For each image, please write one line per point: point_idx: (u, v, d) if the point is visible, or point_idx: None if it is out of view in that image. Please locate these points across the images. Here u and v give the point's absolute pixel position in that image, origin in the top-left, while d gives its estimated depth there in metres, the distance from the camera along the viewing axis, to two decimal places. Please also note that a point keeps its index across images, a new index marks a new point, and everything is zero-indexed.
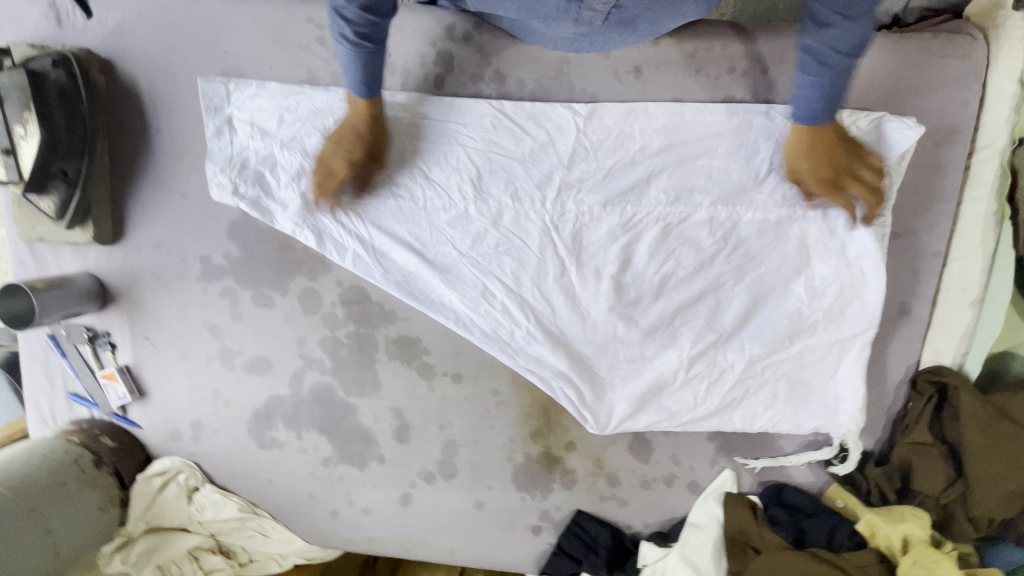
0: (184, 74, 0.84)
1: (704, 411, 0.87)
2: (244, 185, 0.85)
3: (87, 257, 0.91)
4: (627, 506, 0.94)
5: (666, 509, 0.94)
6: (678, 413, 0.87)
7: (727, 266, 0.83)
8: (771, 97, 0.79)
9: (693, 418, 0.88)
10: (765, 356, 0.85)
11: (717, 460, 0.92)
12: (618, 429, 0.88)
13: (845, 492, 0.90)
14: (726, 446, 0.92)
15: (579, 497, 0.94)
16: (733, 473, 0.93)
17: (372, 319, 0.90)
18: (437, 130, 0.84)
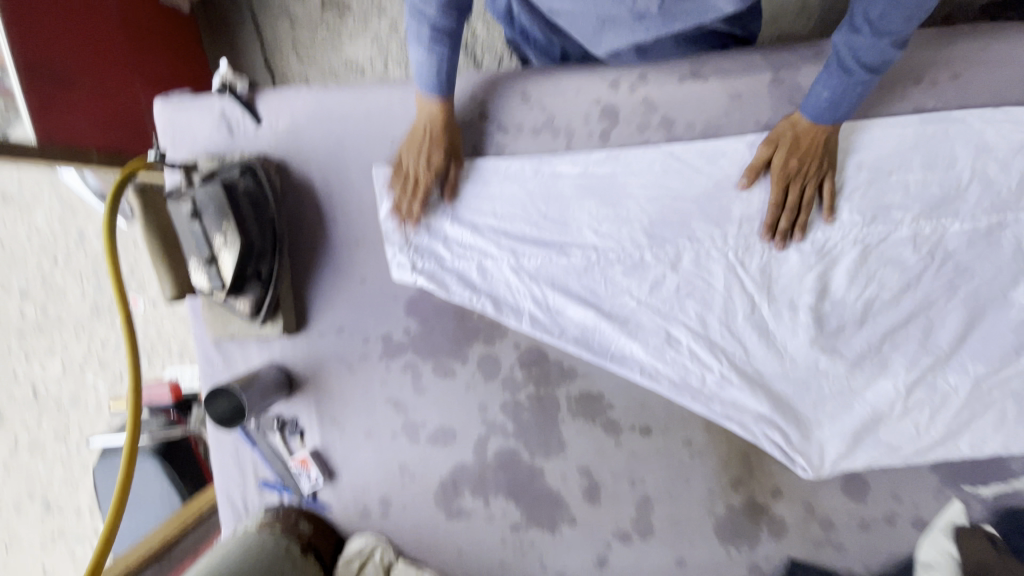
0: (356, 165, 0.87)
1: (930, 441, 0.81)
2: (421, 262, 0.87)
3: (273, 348, 0.94)
4: (845, 550, 0.87)
5: (890, 551, 0.86)
6: (900, 447, 0.82)
7: (935, 283, 0.78)
8: (966, 102, 0.75)
9: (918, 450, 0.81)
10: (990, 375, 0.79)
11: (942, 491, 0.86)
12: (835, 470, 0.82)
13: None
14: (953, 475, 0.85)
15: (790, 544, 0.88)
16: (962, 503, 0.85)
17: (552, 379, 0.89)
18: (605, 183, 0.83)
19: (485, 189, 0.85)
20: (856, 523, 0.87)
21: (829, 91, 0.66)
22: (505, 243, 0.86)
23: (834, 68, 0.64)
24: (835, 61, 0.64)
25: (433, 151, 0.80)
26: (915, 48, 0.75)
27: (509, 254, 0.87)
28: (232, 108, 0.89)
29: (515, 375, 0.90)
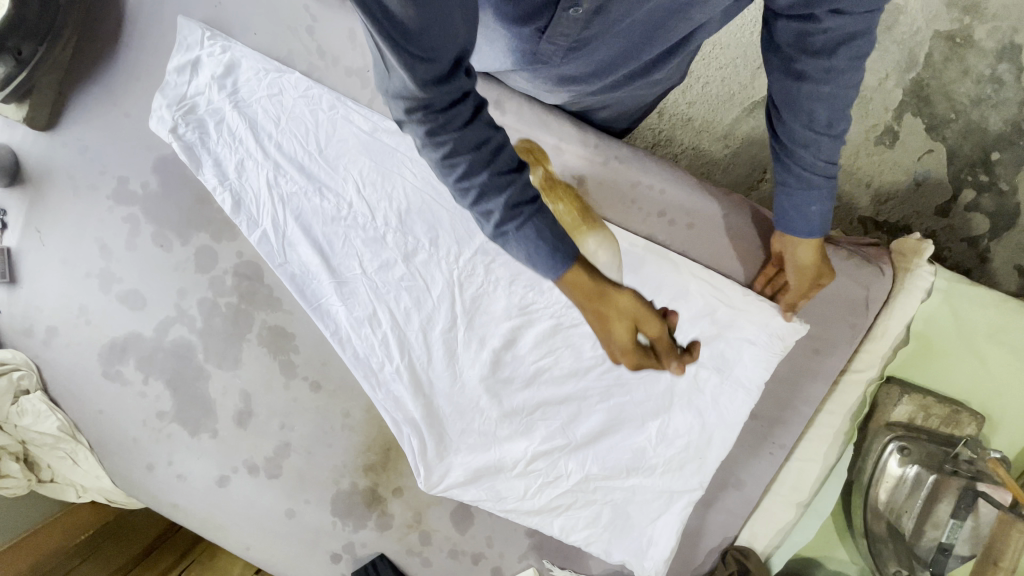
0: (172, 7, 0.84)
1: (529, 505, 0.88)
2: (185, 127, 0.85)
3: (16, 133, 0.90)
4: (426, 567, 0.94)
5: None
6: (504, 499, 0.88)
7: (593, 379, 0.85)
8: (687, 250, 0.83)
9: (516, 508, 0.89)
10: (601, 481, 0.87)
11: (526, 556, 0.92)
12: (444, 492, 0.89)
13: None
14: (540, 545, 0.92)
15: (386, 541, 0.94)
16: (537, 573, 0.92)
17: (256, 300, 0.90)
18: (384, 154, 0.85)
19: (280, 98, 0.85)
20: (448, 550, 0.93)
21: (822, 204, 0.63)
22: (274, 156, 0.86)
23: (811, 189, 0.62)
24: (802, 184, 0.62)
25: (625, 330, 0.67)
26: (672, 184, 0.81)
27: (272, 166, 0.86)
28: None
29: (225, 279, 0.90)
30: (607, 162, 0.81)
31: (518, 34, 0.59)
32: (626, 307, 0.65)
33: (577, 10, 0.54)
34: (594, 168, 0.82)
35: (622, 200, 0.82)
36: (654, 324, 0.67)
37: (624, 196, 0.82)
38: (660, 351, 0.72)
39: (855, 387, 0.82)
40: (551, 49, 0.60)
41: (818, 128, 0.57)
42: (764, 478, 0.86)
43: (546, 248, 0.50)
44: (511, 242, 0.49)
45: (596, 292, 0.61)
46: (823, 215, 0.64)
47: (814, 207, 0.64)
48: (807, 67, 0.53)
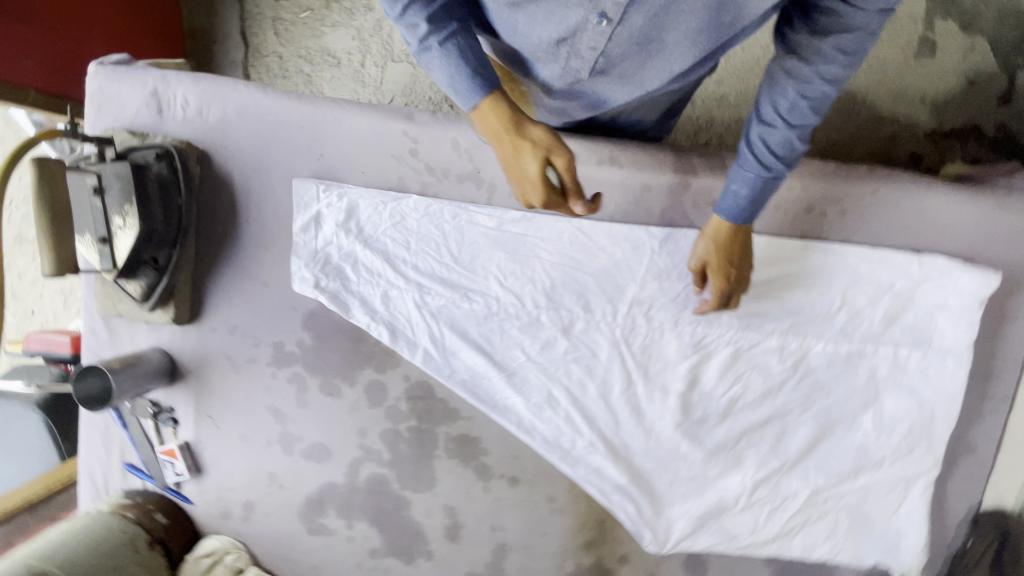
0: (278, 172, 0.87)
1: (763, 536, 0.87)
2: (326, 278, 0.88)
3: (161, 334, 0.92)
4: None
5: None
6: (737, 537, 0.87)
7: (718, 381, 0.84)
8: (848, 237, 0.81)
9: (752, 542, 0.88)
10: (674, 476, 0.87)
11: None
12: (676, 548, 0.88)
13: None
14: (782, 571, 0.89)
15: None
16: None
17: (434, 416, 0.91)
18: (517, 242, 0.86)
19: (403, 224, 0.87)
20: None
21: (748, 187, 0.63)
22: (414, 277, 0.88)
23: (749, 163, 0.62)
24: (747, 157, 0.63)
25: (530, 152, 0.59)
26: (812, 180, 0.80)
27: (415, 288, 0.89)
28: (165, 89, 0.88)
29: (399, 406, 0.91)
30: None
31: (539, 41, 0.62)
32: (534, 136, 0.60)
33: (603, 21, 0.57)
34: (728, 187, 0.81)
35: (765, 209, 0.81)
36: (563, 151, 0.58)
37: (766, 204, 0.80)
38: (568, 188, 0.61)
39: None
40: (569, 58, 0.63)
41: (782, 109, 0.59)
42: (992, 435, 0.83)
43: (467, 71, 0.58)
44: (433, 53, 0.58)
45: (514, 119, 0.60)
46: (751, 195, 0.64)
47: (740, 184, 0.64)
48: (802, 44, 0.57)
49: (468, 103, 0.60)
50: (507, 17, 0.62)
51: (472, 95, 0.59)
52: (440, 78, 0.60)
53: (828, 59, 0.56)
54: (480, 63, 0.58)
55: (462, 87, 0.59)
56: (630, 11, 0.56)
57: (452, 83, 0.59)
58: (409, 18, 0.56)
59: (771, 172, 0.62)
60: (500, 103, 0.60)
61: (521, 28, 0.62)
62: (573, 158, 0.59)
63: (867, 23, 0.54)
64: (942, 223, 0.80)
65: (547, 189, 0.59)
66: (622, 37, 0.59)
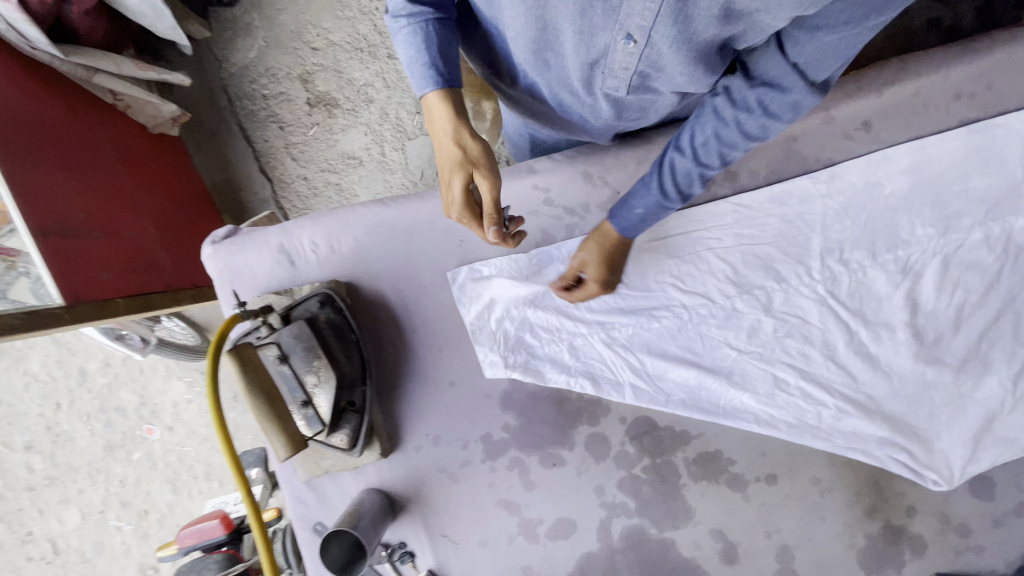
0: (428, 271, 0.86)
1: None
2: (510, 353, 0.86)
3: (368, 473, 0.90)
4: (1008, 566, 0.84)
5: None
6: (1018, 440, 0.81)
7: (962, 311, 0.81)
8: (1004, 105, 0.80)
9: None
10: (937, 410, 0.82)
11: None
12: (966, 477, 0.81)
13: None
14: None
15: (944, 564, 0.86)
16: None
17: (665, 445, 0.87)
18: (683, 244, 0.84)
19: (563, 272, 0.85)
20: (992, 523, 0.87)
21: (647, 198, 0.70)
22: (592, 320, 0.86)
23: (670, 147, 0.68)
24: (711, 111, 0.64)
25: (469, 151, 0.66)
26: (947, 67, 0.79)
27: (597, 329, 0.86)
28: (290, 240, 0.88)
29: (627, 449, 0.88)
30: (881, 92, 0.79)
31: (569, 68, 0.64)
32: (470, 149, 0.66)
33: (630, 44, 0.56)
34: (872, 107, 0.80)
35: (912, 114, 0.80)
36: (486, 173, 0.65)
37: (912, 109, 0.80)
38: (484, 210, 0.66)
39: None
40: (605, 80, 0.64)
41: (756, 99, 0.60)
42: None
43: (425, 60, 0.66)
44: (410, 30, 0.65)
45: (457, 118, 0.67)
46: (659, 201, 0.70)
47: (673, 179, 0.68)
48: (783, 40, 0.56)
49: (419, 86, 0.67)
50: (535, 53, 0.64)
51: (426, 84, 0.67)
52: (405, 57, 0.67)
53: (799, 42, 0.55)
54: (443, 60, 0.66)
55: (418, 77, 0.67)
56: (654, 31, 0.55)
57: (408, 65, 0.67)
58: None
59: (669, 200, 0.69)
60: (452, 99, 0.67)
61: (554, 60, 0.65)
62: (496, 178, 0.65)
63: (816, 56, 0.55)
64: None
65: (464, 204, 0.67)
66: (654, 55, 0.58)
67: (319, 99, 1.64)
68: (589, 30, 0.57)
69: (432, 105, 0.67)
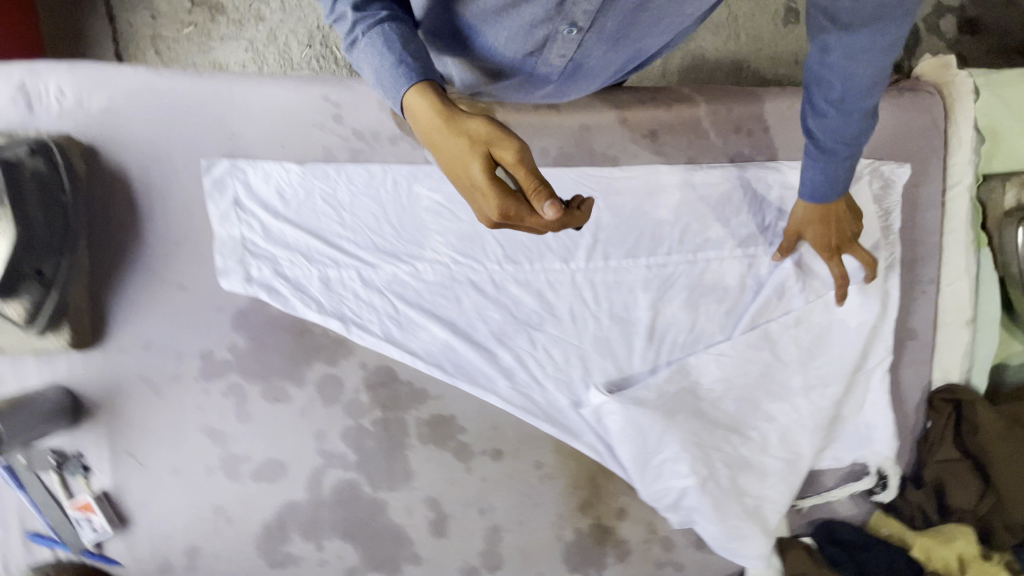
0: (185, 159, 0.78)
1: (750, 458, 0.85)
2: (255, 267, 0.79)
3: (57, 366, 0.78)
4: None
5: (721, 565, 0.90)
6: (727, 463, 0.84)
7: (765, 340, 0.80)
8: (776, 152, 0.85)
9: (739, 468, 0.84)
10: (690, 422, 0.84)
11: None
12: None
13: (889, 520, 0.88)
14: None
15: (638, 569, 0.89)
16: (790, 516, 0.90)
17: (400, 402, 0.83)
18: (463, 200, 0.82)
19: (334, 197, 0.79)
20: (694, 541, 0.90)
21: (821, 174, 0.67)
22: (354, 254, 0.80)
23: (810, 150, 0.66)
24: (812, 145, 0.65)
25: (471, 131, 0.51)
26: (735, 101, 0.84)
27: (358, 266, 0.80)
28: (33, 81, 0.77)
29: (359, 399, 0.82)
30: (670, 108, 0.83)
31: (511, 47, 0.62)
32: (475, 132, 0.52)
33: (574, 30, 0.58)
34: (662, 119, 0.83)
35: (697, 136, 0.84)
36: (509, 143, 0.51)
37: (697, 131, 0.84)
38: (523, 184, 0.51)
39: (962, 198, 0.87)
40: (540, 65, 0.65)
41: (834, 103, 0.60)
42: (929, 317, 0.90)
43: (392, 62, 0.54)
44: (359, 46, 0.55)
45: (444, 107, 0.53)
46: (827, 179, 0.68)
47: (809, 173, 0.68)
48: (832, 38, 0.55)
49: (402, 97, 0.54)
50: (485, 22, 0.60)
51: (401, 83, 0.54)
52: (368, 73, 0.56)
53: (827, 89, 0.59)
54: (413, 57, 0.54)
55: (390, 81, 0.55)
56: (598, 17, 0.56)
57: (379, 82, 0.55)
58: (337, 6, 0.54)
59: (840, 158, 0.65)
60: (429, 89, 0.54)
61: (492, 30, 0.61)
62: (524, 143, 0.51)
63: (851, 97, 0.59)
64: None
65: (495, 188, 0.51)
66: (592, 41, 0.60)
67: None
68: (534, 18, 0.57)
69: (414, 104, 0.54)
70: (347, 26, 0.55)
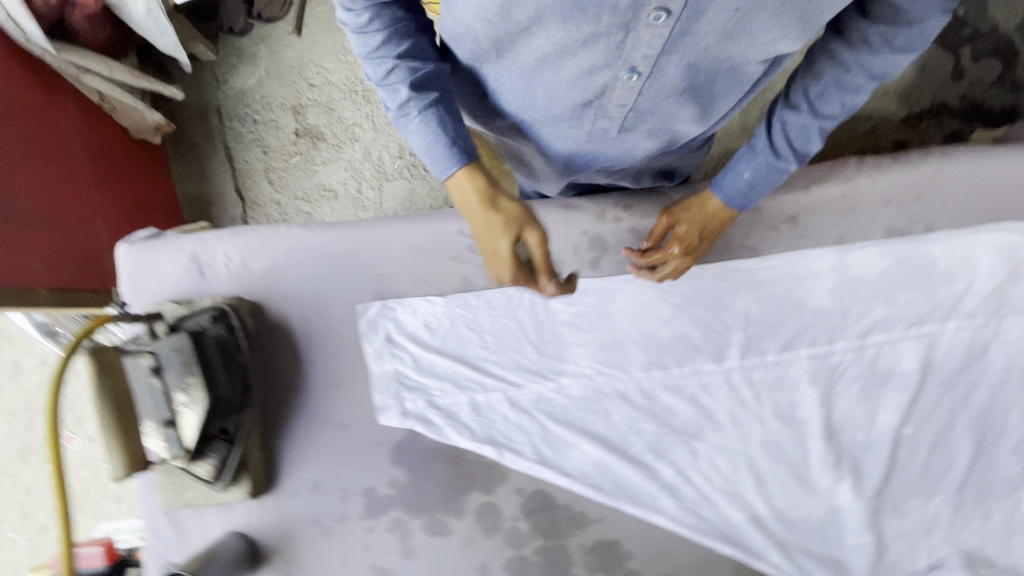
0: (338, 302, 0.83)
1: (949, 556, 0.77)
2: (409, 400, 0.81)
3: (236, 514, 0.81)
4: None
5: None
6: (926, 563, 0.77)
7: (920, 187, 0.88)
8: (932, 223, 0.79)
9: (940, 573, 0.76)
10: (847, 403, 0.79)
11: None
12: None
13: None
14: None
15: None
16: None
17: (561, 527, 0.79)
18: (600, 311, 0.82)
19: (477, 323, 0.82)
20: None
21: (752, 172, 0.67)
22: (501, 376, 0.82)
23: (761, 147, 0.66)
24: (767, 142, 0.65)
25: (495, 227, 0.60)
26: (877, 172, 0.78)
27: (505, 388, 0.82)
28: (204, 250, 0.84)
29: (519, 527, 0.80)
30: (810, 189, 0.78)
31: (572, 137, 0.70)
32: (506, 210, 0.60)
33: (633, 76, 0.58)
34: (802, 202, 0.78)
35: (840, 215, 0.78)
36: (534, 229, 0.60)
37: (841, 210, 0.78)
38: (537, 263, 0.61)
39: None
40: (605, 146, 0.72)
41: (810, 96, 0.62)
42: None
43: (448, 139, 0.59)
44: (412, 119, 0.58)
45: (490, 195, 0.61)
46: (749, 183, 0.67)
47: (749, 172, 0.67)
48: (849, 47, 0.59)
49: (445, 170, 0.60)
50: (531, 75, 0.62)
51: (450, 163, 0.60)
52: (416, 141, 0.60)
53: (826, 101, 0.62)
54: (462, 135, 0.60)
55: (434, 155, 0.60)
56: (660, 61, 0.56)
57: (428, 150, 0.59)
58: (390, 81, 0.57)
59: (783, 160, 0.65)
60: (478, 172, 0.60)
61: (542, 85, 0.62)
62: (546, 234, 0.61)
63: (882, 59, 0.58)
64: (1018, 183, 0.78)
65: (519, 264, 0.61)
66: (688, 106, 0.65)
67: (308, 130, 1.63)
68: (611, 95, 0.61)
69: (461, 183, 0.60)
70: (404, 102, 0.58)
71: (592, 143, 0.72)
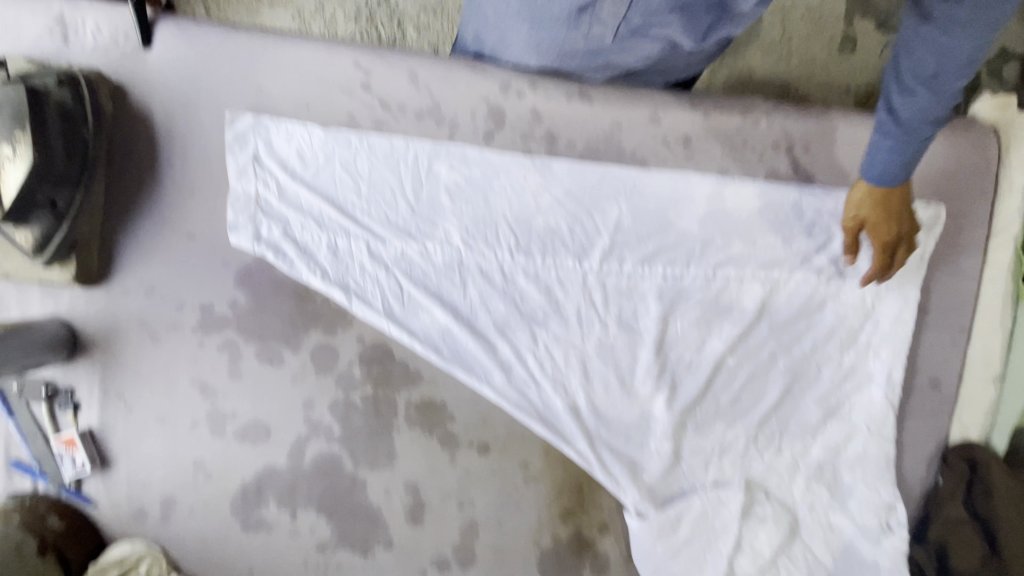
0: (210, 106, 0.78)
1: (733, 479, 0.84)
2: (266, 226, 0.78)
3: (61, 300, 0.79)
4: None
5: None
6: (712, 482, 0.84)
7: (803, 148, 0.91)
8: (812, 176, 0.82)
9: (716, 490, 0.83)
10: (687, 326, 0.83)
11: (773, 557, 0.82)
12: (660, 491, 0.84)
13: None
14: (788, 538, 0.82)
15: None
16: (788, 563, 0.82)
17: (393, 381, 0.81)
18: (481, 184, 0.80)
19: (353, 166, 0.78)
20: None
21: (893, 152, 0.60)
22: (366, 226, 0.79)
23: (886, 129, 0.59)
24: (889, 123, 0.58)
25: None
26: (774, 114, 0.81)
27: (367, 238, 0.79)
28: (72, 14, 0.76)
29: (352, 373, 0.81)
30: (708, 114, 0.81)
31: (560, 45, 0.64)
32: None
33: None
34: (697, 126, 0.81)
35: (729, 146, 0.81)
36: None
37: (732, 142, 0.81)
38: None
39: (1007, 245, 0.84)
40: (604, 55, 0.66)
41: (920, 74, 0.53)
42: (955, 368, 0.86)
43: None
44: None
45: None
46: (899, 163, 0.61)
47: (883, 157, 0.61)
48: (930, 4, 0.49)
49: None
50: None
51: None
52: None
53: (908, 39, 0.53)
54: None
55: None
56: None
57: None
58: None
59: (917, 134, 0.57)
60: None
61: None
62: None
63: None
64: None
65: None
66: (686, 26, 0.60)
67: None
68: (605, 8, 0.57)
69: None
70: None
71: (582, 50, 0.64)
